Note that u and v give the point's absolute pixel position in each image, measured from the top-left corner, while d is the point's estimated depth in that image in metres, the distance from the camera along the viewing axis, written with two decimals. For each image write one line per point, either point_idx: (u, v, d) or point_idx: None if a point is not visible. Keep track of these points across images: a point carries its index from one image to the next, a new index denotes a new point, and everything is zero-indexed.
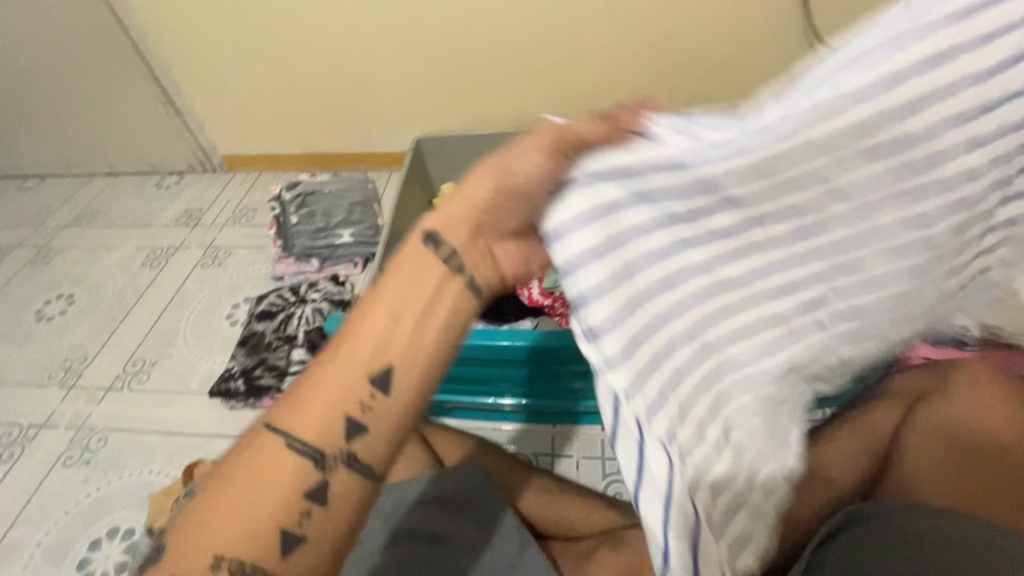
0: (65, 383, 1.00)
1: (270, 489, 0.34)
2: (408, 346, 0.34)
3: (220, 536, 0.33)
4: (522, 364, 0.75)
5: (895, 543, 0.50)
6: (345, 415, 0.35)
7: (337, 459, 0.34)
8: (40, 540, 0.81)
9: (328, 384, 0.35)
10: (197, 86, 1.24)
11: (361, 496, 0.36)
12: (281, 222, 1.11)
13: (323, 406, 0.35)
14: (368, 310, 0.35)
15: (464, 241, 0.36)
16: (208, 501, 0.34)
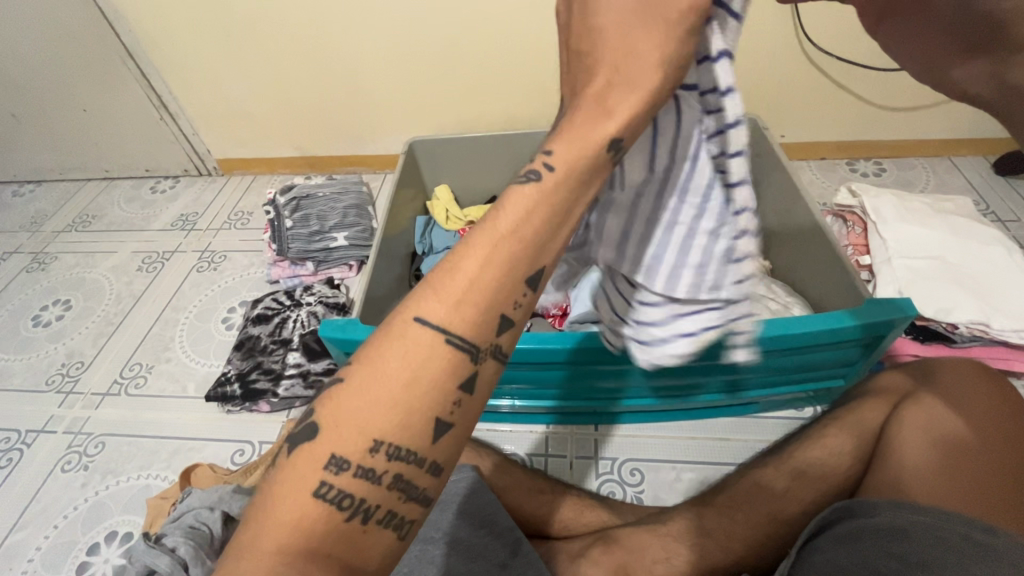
0: (61, 389, 1.00)
1: (314, 496, 0.27)
2: (410, 387, 0.28)
3: (295, 510, 0.27)
4: (528, 367, 0.73)
5: (883, 542, 0.50)
6: (389, 443, 0.28)
7: (404, 472, 0.28)
8: (39, 544, 0.80)
9: (387, 401, 0.28)
10: (192, 91, 1.24)
11: (383, 546, 0.29)
12: (275, 225, 1.12)
13: (383, 402, 0.28)
14: (402, 357, 0.29)
15: (465, 287, 0.29)
16: (280, 489, 0.27)
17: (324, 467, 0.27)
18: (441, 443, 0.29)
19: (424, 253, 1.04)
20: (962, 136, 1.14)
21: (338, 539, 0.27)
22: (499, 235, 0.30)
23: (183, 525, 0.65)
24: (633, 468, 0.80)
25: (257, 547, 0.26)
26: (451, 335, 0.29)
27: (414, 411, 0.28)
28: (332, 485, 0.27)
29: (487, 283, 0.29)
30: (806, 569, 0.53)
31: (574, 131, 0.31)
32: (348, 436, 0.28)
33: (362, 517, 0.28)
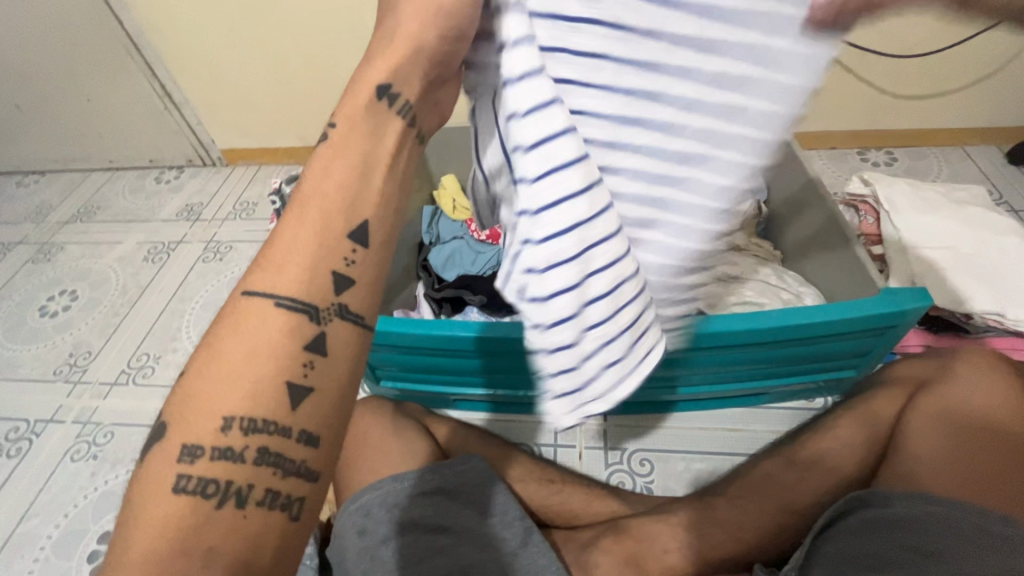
0: (69, 379, 1.00)
1: (173, 486, 0.31)
2: (251, 357, 0.33)
3: (161, 507, 0.30)
4: (483, 356, 0.72)
5: (897, 535, 0.50)
6: (240, 417, 0.32)
7: (266, 446, 0.32)
8: (50, 532, 0.81)
9: (227, 379, 0.32)
10: (196, 80, 1.23)
11: (266, 531, 0.32)
12: (282, 215, 1.12)
13: (224, 379, 0.32)
14: (239, 335, 0.33)
15: (287, 249, 0.35)
16: (144, 492, 0.31)
17: (179, 460, 0.31)
18: (305, 408, 0.33)
19: (430, 242, 1.03)
20: (974, 123, 1.12)
21: (213, 525, 0.30)
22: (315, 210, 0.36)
23: None
24: (643, 458, 0.79)
25: (127, 554, 0.29)
26: (281, 297, 0.34)
27: (260, 379, 0.32)
28: (191, 475, 0.31)
29: (308, 245, 0.35)
30: (819, 559, 0.53)
31: (354, 104, 0.38)
32: (204, 422, 0.32)
33: (236, 498, 0.31)
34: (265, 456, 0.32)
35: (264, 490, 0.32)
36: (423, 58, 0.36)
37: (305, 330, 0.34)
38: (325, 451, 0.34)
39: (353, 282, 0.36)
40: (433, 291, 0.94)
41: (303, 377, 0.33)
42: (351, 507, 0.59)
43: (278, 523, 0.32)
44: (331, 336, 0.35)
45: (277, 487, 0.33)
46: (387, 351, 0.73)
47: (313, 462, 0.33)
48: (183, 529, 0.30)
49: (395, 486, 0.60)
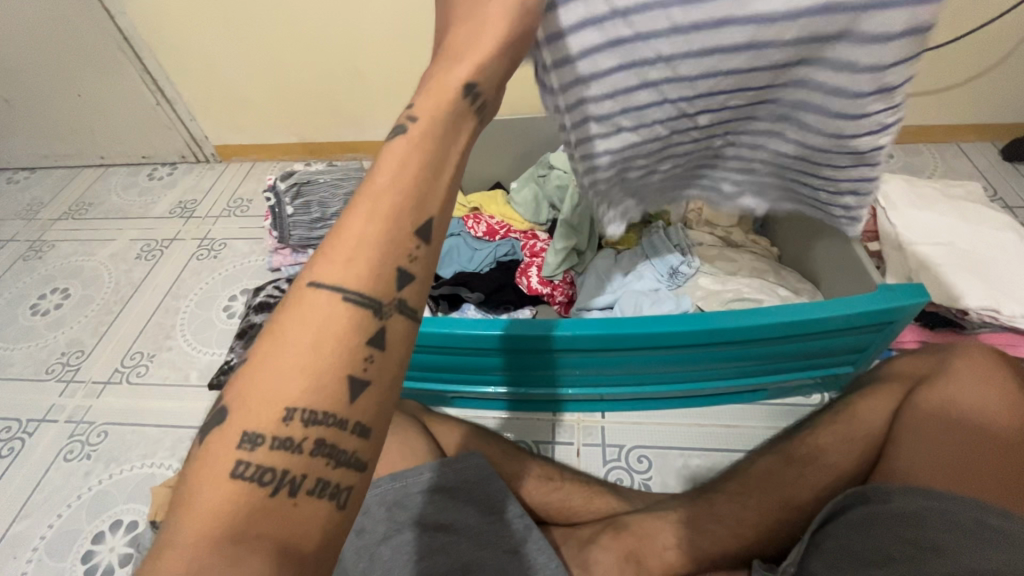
0: (62, 378, 0.99)
1: (224, 473, 0.28)
2: (313, 347, 0.30)
3: (212, 495, 0.28)
4: (501, 353, 0.72)
5: (896, 528, 0.50)
6: (300, 406, 0.29)
7: (321, 433, 0.29)
8: (44, 533, 0.80)
9: (286, 366, 0.29)
10: (188, 76, 1.22)
11: (315, 527, 0.29)
12: (276, 212, 1.09)
13: (286, 367, 0.29)
14: (300, 322, 0.30)
15: (355, 237, 0.32)
16: (196, 476, 0.28)
17: (239, 445, 0.29)
18: (362, 402, 0.30)
19: None
20: (970, 120, 1.12)
21: (266, 515, 0.28)
22: (383, 195, 0.32)
23: None
24: (641, 455, 0.79)
25: (174, 542, 0.27)
26: (348, 292, 0.31)
27: (322, 369, 0.30)
28: (249, 462, 0.28)
29: (377, 232, 0.32)
30: (818, 554, 0.53)
31: (434, 86, 0.36)
32: (262, 410, 0.29)
33: (287, 487, 0.29)
34: (318, 446, 0.29)
35: (315, 482, 0.30)
36: (511, 40, 0.36)
37: (369, 323, 0.31)
38: (374, 444, 0.31)
39: (415, 278, 0.33)
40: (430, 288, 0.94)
41: (365, 370, 0.31)
42: None
43: (328, 521, 0.29)
44: (394, 330, 0.32)
45: (329, 480, 0.30)
46: None
47: (364, 456, 0.31)
48: (235, 517, 0.27)
49: (394, 485, 0.59)
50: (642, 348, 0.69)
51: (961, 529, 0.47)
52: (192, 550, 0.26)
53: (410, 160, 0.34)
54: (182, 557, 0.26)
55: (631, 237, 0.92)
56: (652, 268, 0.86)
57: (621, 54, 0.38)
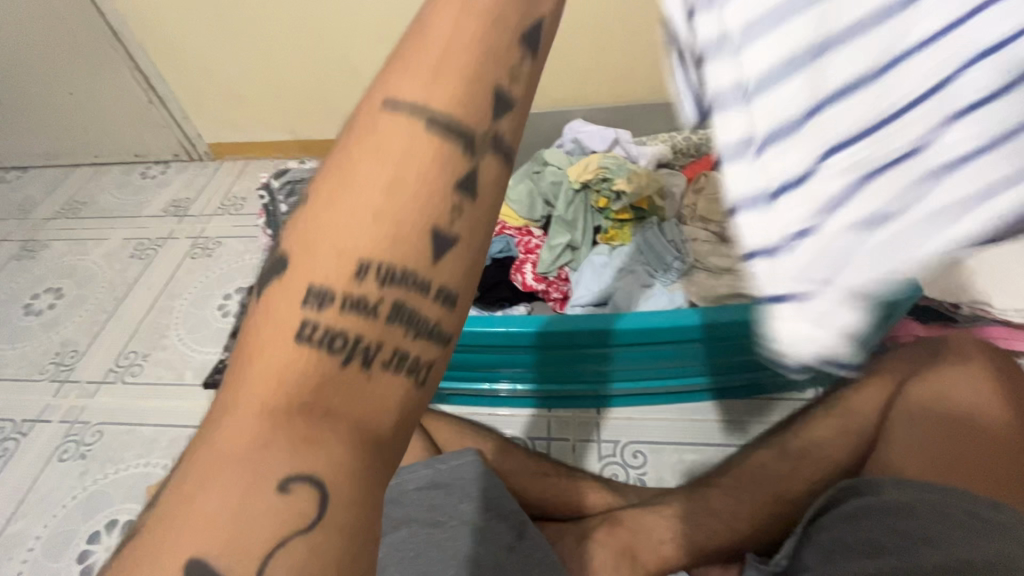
0: (56, 377, 0.99)
1: (294, 333, 0.27)
2: (391, 191, 0.27)
3: (281, 355, 0.27)
4: (515, 350, 0.76)
5: (890, 519, 0.50)
6: (378, 259, 0.27)
7: (399, 297, 0.28)
8: (39, 533, 0.80)
9: (362, 210, 0.27)
10: (180, 73, 1.21)
11: (390, 397, 0.28)
12: (269, 210, 1.11)
13: (363, 212, 0.27)
14: (376, 158, 0.28)
15: (433, 65, 0.28)
16: (267, 325, 0.28)
17: (307, 301, 0.28)
18: (445, 263, 0.28)
19: None
20: None
21: (337, 382, 0.27)
22: (459, 24, 0.29)
23: None
24: (636, 450, 0.80)
25: (244, 400, 0.27)
26: (430, 120, 0.28)
27: (400, 212, 0.27)
28: (318, 323, 0.27)
29: (461, 62, 0.28)
30: (812, 547, 0.54)
31: None
32: (328, 254, 0.28)
33: (361, 352, 0.28)
34: (396, 306, 0.28)
35: (390, 352, 0.28)
36: None
37: (452, 167, 0.28)
38: (456, 310, 0.29)
39: (501, 121, 0.30)
40: None
41: (448, 222, 0.28)
42: None
43: (403, 397, 0.29)
44: (481, 176, 0.29)
45: (405, 351, 0.29)
46: None
47: (446, 326, 0.29)
48: (305, 384, 0.27)
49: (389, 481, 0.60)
50: (641, 342, 0.72)
51: (954, 520, 0.47)
52: (259, 413, 0.27)
53: None
54: (253, 413, 0.27)
55: (626, 233, 0.92)
56: (647, 263, 0.88)
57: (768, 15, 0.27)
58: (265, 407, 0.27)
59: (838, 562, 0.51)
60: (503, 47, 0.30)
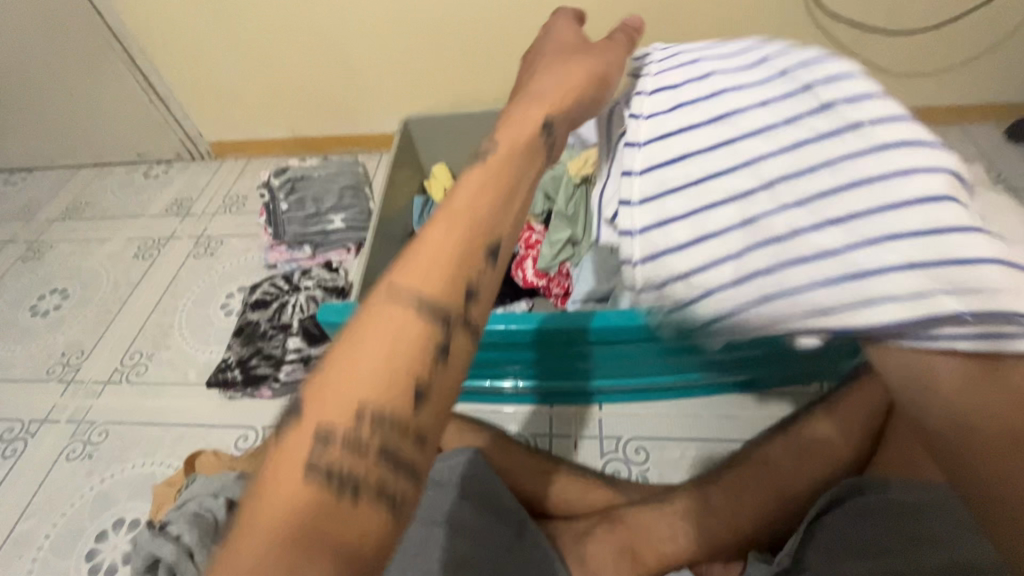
0: (62, 378, 1.00)
1: (295, 467, 0.25)
2: (393, 338, 0.27)
3: (284, 485, 0.25)
4: (525, 347, 0.75)
5: (896, 522, 0.50)
6: (380, 400, 0.26)
7: (395, 434, 0.26)
8: (48, 532, 0.81)
9: (364, 356, 0.26)
10: (179, 72, 1.21)
11: (379, 540, 0.25)
12: (270, 209, 1.10)
13: (366, 356, 0.26)
14: (380, 309, 0.28)
15: (439, 225, 0.30)
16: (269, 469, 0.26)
17: (311, 440, 0.26)
18: (432, 407, 0.27)
19: None
20: (978, 101, 1.10)
21: (327, 519, 0.24)
22: (465, 192, 0.31)
23: (184, 514, 0.61)
24: (638, 446, 0.79)
25: (241, 541, 0.24)
26: (431, 277, 0.28)
27: (400, 359, 0.27)
28: (322, 458, 0.25)
29: (463, 218, 0.30)
30: (814, 546, 0.52)
31: (530, 95, 0.37)
32: (335, 403, 0.26)
33: (356, 491, 0.25)
34: (391, 444, 0.26)
35: (381, 488, 0.26)
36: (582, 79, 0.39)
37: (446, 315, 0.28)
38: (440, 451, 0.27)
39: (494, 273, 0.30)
40: None
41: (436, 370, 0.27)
42: None
43: (392, 540, 0.26)
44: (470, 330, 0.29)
45: (397, 487, 0.26)
46: None
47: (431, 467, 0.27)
48: (304, 519, 0.24)
49: None
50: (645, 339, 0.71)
51: (955, 521, 0.48)
52: (258, 549, 0.23)
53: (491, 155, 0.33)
54: (248, 549, 0.23)
55: None
56: None
57: (691, 93, 0.38)
58: (260, 544, 0.24)
59: (840, 562, 0.50)
60: (499, 199, 0.31)
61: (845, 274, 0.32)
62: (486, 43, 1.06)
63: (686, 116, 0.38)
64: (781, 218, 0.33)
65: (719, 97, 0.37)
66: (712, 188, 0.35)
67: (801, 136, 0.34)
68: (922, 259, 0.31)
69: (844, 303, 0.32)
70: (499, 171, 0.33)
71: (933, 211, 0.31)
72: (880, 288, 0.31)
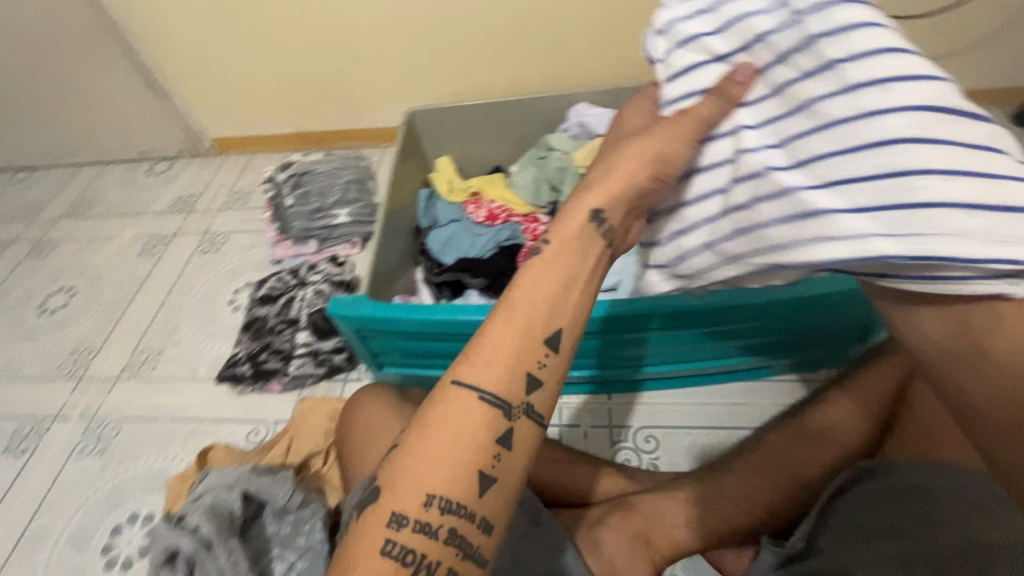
0: (73, 375, 1.00)
1: (411, 506, 0.38)
2: (488, 411, 0.39)
3: (404, 516, 0.38)
4: None
5: (907, 505, 0.49)
6: (476, 468, 0.38)
7: (481, 496, 0.38)
8: (63, 527, 0.82)
9: (468, 428, 0.39)
10: (181, 67, 1.20)
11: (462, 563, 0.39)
12: (276, 204, 1.12)
13: (472, 429, 0.39)
14: (482, 382, 0.40)
15: (531, 317, 0.41)
16: (390, 500, 0.38)
17: (425, 496, 0.38)
18: (508, 477, 0.39)
19: (428, 226, 1.01)
20: (985, 86, 1.09)
21: (430, 549, 0.38)
22: (549, 295, 0.42)
23: (200, 506, 0.62)
24: (648, 435, 0.80)
25: (372, 551, 0.37)
26: (522, 369, 0.40)
27: (491, 429, 0.39)
28: (431, 506, 0.38)
29: (547, 320, 0.41)
30: (827, 531, 0.54)
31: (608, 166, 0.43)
32: (444, 471, 0.38)
33: (449, 533, 0.38)
34: (478, 511, 0.38)
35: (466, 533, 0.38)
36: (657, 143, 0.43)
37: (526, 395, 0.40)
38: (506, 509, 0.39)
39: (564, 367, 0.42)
40: (432, 275, 0.93)
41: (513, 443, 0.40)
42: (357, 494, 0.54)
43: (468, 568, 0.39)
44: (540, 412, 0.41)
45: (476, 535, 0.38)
46: (425, 335, 0.76)
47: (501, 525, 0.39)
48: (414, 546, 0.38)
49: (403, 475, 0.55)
50: (689, 325, 0.69)
51: (971, 503, 0.46)
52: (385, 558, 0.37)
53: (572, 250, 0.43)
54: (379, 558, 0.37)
55: None
56: None
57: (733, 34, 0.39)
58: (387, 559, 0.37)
59: (854, 544, 0.50)
60: (572, 297, 0.42)
61: (801, 213, 0.37)
62: (488, 34, 1.06)
63: (728, 53, 0.39)
64: (781, 173, 0.38)
65: (762, 24, 0.38)
66: (808, 143, 0.37)
67: (812, 93, 0.36)
68: (873, 204, 0.34)
69: (794, 239, 0.37)
70: (574, 272, 0.43)
71: (905, 152, 0.33)
72: (844, 226, 0.35)
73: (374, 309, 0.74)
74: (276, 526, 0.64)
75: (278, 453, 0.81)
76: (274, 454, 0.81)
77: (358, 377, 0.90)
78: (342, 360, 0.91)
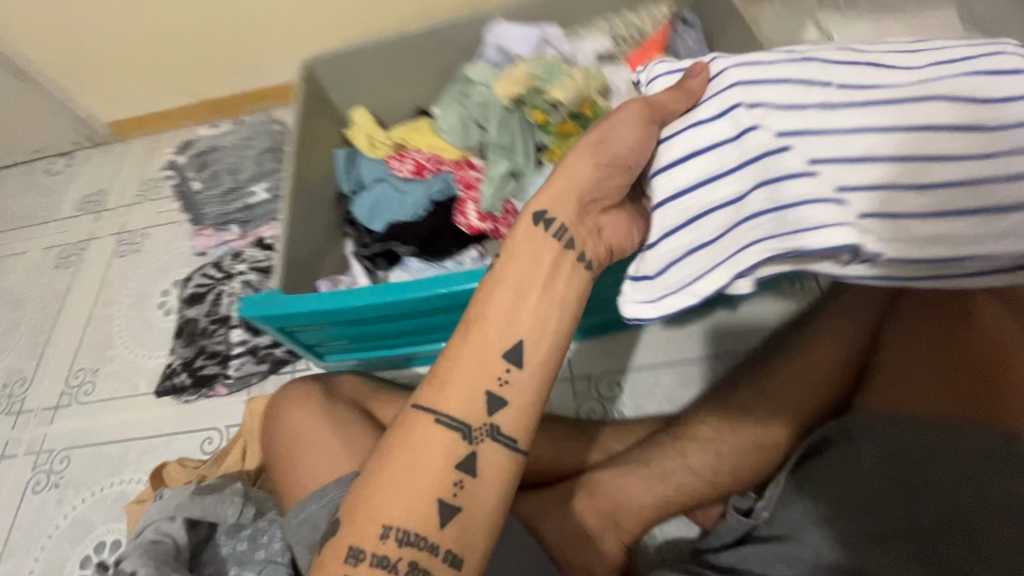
0: (10, 410, 0.94)
1: (370, 540, 0.40)
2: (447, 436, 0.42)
3: (363, 549, 0.40)
4: None
5: (889, 472, 0.46)
6: (434, 496, 0.41)
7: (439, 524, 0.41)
8: (32, 567, 0.79)
9: (427, 455, 0.42)
10: (43, 47, 1.04)
11: None
12: (183, 190, 0.99)
13: (432, 455, 0.42)
14: (443, 407, 0.43)
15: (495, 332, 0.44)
16: (348, 530, 0.41)
17: (381, 529, 0.40)
18: (469, 502, 0.42)
19: (353, 190, 0.91)
20: None
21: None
22: (505, 311, 0.45)
23: (141, 543, 0.59)
24: (612, 382, 0.76)
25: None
26: (485, 388, 0.44)
27: (452, 453, 0.42)
28: (390, 539, 0.40)
29: (507, 336, 0.44)
30: (796, 500, 0.50)
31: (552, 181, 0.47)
32: (400, 503, 0.41)
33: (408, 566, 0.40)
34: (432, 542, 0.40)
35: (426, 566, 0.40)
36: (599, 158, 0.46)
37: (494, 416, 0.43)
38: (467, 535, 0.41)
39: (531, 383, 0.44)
40: (362, 248, 0.85)
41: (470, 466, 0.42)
42: (298, 517, 0.50)
43: None
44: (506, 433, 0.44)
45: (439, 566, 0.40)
46: (356, 322, 0.71)
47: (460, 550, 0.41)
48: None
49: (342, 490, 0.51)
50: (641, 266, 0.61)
51: (956, 468, 0.43)
52: None
53: (529, 263, 0.45)
54: None
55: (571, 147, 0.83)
56: None
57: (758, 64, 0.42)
58: None
59: (837, 519, 0.47)
60: (531, 312, 0.45)
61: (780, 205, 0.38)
62: None
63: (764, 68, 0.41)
64: (787, 167, 0.38)
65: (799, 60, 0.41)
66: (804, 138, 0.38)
67: (822, 107, 0.39)
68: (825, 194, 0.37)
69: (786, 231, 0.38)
70: (534, 285, 0.45)
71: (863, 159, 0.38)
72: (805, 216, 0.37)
73: (291, 304, 0.68)
74: (232, 544, 0.60)
75: (234, 460, 0.77)
76: (229, 462, 0.77)
77: (306, 366, 0.85)
78: (284, 353, 0.85)
